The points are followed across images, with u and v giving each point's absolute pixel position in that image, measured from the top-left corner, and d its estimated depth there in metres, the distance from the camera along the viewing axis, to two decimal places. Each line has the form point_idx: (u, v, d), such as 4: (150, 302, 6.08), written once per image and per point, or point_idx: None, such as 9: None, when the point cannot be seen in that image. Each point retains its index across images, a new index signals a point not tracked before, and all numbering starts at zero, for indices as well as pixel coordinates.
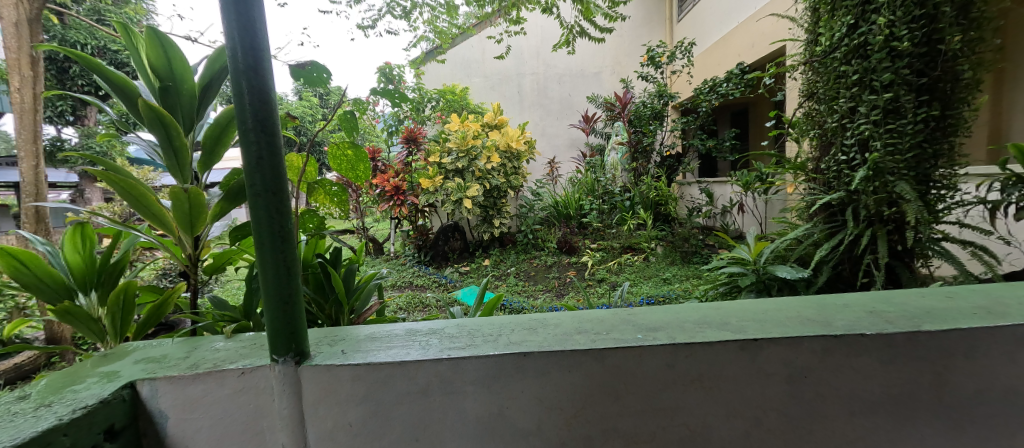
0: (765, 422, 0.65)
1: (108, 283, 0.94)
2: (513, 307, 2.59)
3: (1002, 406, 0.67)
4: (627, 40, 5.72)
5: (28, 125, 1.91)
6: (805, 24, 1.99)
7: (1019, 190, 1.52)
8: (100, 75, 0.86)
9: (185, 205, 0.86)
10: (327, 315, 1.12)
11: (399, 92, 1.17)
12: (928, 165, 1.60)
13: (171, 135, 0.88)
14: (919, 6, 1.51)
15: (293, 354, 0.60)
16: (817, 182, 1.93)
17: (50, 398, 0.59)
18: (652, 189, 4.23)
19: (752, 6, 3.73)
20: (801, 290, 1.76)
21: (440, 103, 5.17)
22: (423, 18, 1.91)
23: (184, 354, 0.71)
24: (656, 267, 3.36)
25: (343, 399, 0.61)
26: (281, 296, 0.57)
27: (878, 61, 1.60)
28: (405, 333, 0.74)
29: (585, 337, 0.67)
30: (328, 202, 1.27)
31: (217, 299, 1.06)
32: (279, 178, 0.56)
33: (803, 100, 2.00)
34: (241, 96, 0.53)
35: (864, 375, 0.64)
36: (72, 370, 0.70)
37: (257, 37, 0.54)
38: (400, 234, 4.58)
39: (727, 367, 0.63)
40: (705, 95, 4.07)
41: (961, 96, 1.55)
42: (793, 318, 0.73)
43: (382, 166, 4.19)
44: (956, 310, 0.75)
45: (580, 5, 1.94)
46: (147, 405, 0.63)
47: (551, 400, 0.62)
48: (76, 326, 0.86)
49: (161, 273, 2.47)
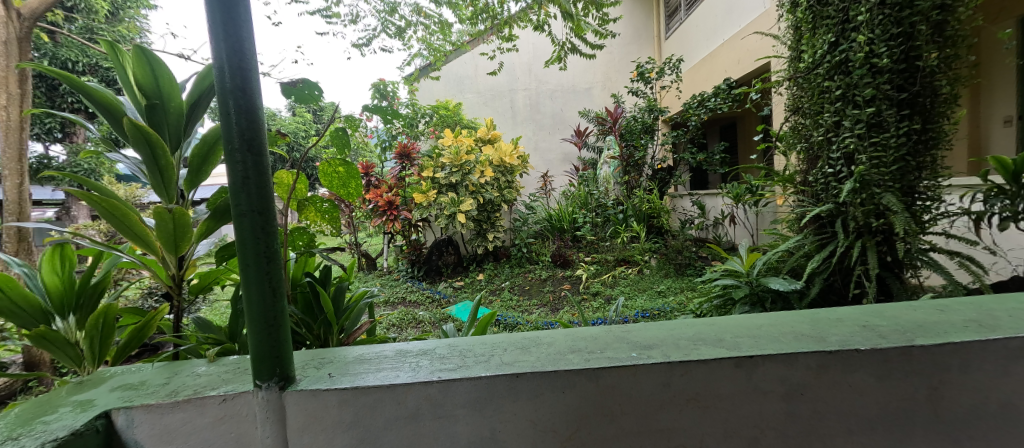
0: (764, 442, 0.63)
1: (87, 306, 0.91)
2: (508, 322, 2.54)
3: (996, 421, 0.67)
4: (617, 56, 5.85)
5: (14, 143, 1.87)
6: (788, 42, 2.04)
7: (1001, 201, 1.57)
8: (83, 92, 0.85)
9: (169, 225, 0.84)
10: (315, 336, 1.09)
11: (392, 109, 1.15)
12: (912, 177, 1.63)
13: (157, 154, 0.86)
14: (895, 25, 1.58)
15: (277, 379, 0.58)
16: (806, 195, 1.95)
17: (19, 431, 0.56)
18: (645, 202, 4.35)
19: (736, 24, 3.84)
20: (795, 303, 1.74)
21: (434, 118, 5.27)
22: (416, 36, 1.94)
23: (165, 380, 0.68)
24: (651, 280, 3.35)
25: (330, 426, 0.59)
26: (265, 317, 0.55)
27: (859, 77, 1.65)
28: (395, 354, 0.73)
29: (579, 356, 0.66)
30: (319, 219, 1.24)
31: (201, 321, 1.02)
32: (265, 197, 0.55)
33: (790, 114, 2.02)
34: (226, 116, 0.53)
35: (860, 391, 0.64)
36: (46, 397, 0.67)
37: (246, 57, 0.53)
38: (393, 249, 4.52)
39: (722, 384, 0.62)
40: (693, 109, 4.09)
41: (940, 110, 1.60)
42: (788, 334, 0.72)
43: (374, 181, 4.24)
44: (947, 323, 0.75)
45: (570, 21, 1.94)
46: (122, 436, 0.60)
47: (544, 422, 0.61)
48: (53, 352, 0.82)
49: (146, 292, 2.41)
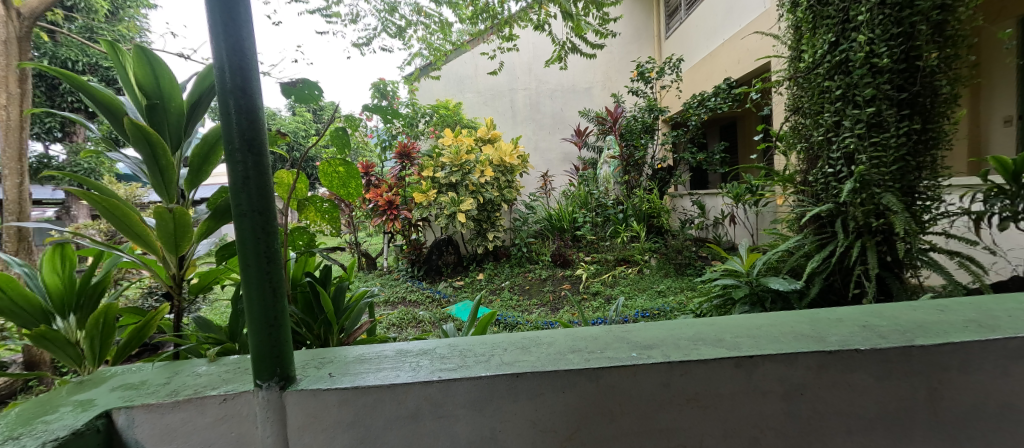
0: (763, 441, 0.64)
1: (87, 306, 0.91)
2: (508, 322, 2.54)
3: (996, 421, 0.67)
4: (617, 56, 5.85)
5: (14, 142, 1.87)
6: (788, 42, 2.04)
7: (1001, 201, 1.57)
8: (83, 92, 0.85)
9: (170, 225, 0.84)
10: (315, 336, 1.09)
11: (392, 109, 1.15)
12: (912, 177, 1.63)
13: (157, 154, 0.86)
14: (895, 25, 1.58)
15: (277, 379, 0.58)
16: (806, 195, 1.95)
17: (20, 430, 0.56)
18: (645, 202, 4.35)
19: (736, 24, 3.84)
20: (795, 303, 1.74)
21: (434, 118, 5.27)
22: (417, 36, 1.94)
23: (165, 380, 0.68)
24: (651, 280, 3.35)
25: (330, 426, 0.59)
26: (266, 317, 0.56)
27: (860, 77, 1.65)
28: (395, 354, 0.73)
29: (579, 356, 0.66)
30: (319, 219, 1.24)
31: (201, 320, 1.02)
32: (265, 197, 0.55)
33: (790, 114, 2.02)
34: (227, 116, 0.53)
35: (859, 391, 0.64)
36: (46, 397, 0.67)
37: (246, 57, 0.53)
38: (393, 249, 4.52)
39: (722, 384, 0.62)
40: (693, 108, 4.09)
41: (940, 110, 1.60)
42: (787, 334, 0.72)
43: (374, 181, 4.25)
44: (947, 323, 0.75)
45: (570, 21, 1.94)
46: (122, 436, 0.60)
47: (544, 422, 0.61)
48: (53, 351, 0.82)
49: (146, 292, 2.41)
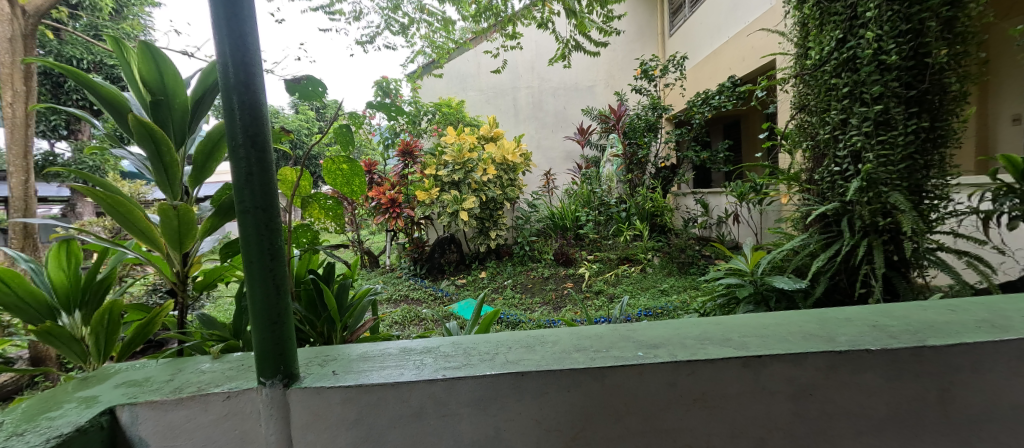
0: (769, 442, 0.63)
1: (93, 302, 0.92)
2: (510, 320, 2.54)
3: (1008, 422, 0.65)
4: (620, 54, 5.82)
5: (19, 139, 1.87)
6: (794, 39, 2.02)
7: (1010, 200, 1.55)
8: (88, 88, 0.85)
9: (174, 222, 0.84)
10: (319, 333, 1.09)
11: (395, 106, 1.14)
12: (920, 175, 1.61)
13: (162, 151, 0.86)
14: (905, 21, 1.55)
15: (281, 377, 0.57)
16: (811, 193, 1.93)
17: (24, 426, 0.56)
18: (648, 200, 4.33)
19: (741, 21, 3.81)
20: (799, 302, 1.73)
21: (436, 116, 5.27)
22: (419, 33, 1.93)
23: (168, 377, 0.68)
24: (654, 279, 3.33)
25: (333, 424, 0.59)
26: (269, 314, 0.55)
27: (867, 74, 1.63)
28: (398, 352, 0.72)
29: (585, 355, 0.65)
30: (323, 216, 1.24)
31: (205, 317, 1.02)
32: (269, 193, 0.54)
33: (796, 112, 2.00)
34: (230, 112, 0.52)
35: (868, 392, 0.63)
36: (52, 393, 0.67)
37: (249, 53, 0.53)
38: (395, 247, 4.52)
39: (729, 385, 0.62)
40: (698, 107, 4.06)
41: (949, 108, 1.58)
42: (795, 334, 0.71)
43: (377, 179, 4.26)
44: (958, 324, 0.73)
45: (574, 18, 1.92)
46: (126, 433, 0.60)
47: (549, 421, 0.60)
48: (58, 347, 0.82)
49: (151, 289, 2.42)
